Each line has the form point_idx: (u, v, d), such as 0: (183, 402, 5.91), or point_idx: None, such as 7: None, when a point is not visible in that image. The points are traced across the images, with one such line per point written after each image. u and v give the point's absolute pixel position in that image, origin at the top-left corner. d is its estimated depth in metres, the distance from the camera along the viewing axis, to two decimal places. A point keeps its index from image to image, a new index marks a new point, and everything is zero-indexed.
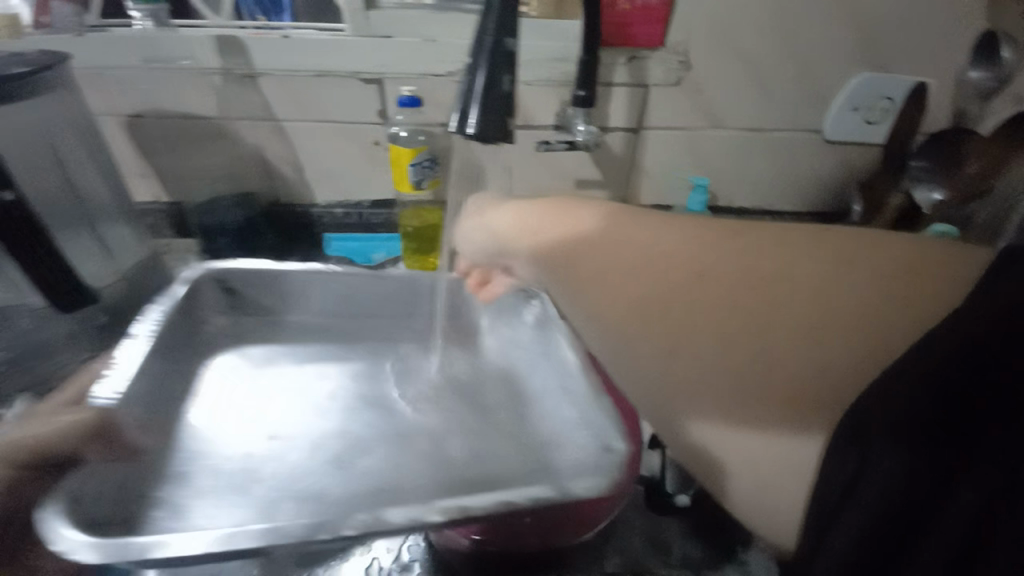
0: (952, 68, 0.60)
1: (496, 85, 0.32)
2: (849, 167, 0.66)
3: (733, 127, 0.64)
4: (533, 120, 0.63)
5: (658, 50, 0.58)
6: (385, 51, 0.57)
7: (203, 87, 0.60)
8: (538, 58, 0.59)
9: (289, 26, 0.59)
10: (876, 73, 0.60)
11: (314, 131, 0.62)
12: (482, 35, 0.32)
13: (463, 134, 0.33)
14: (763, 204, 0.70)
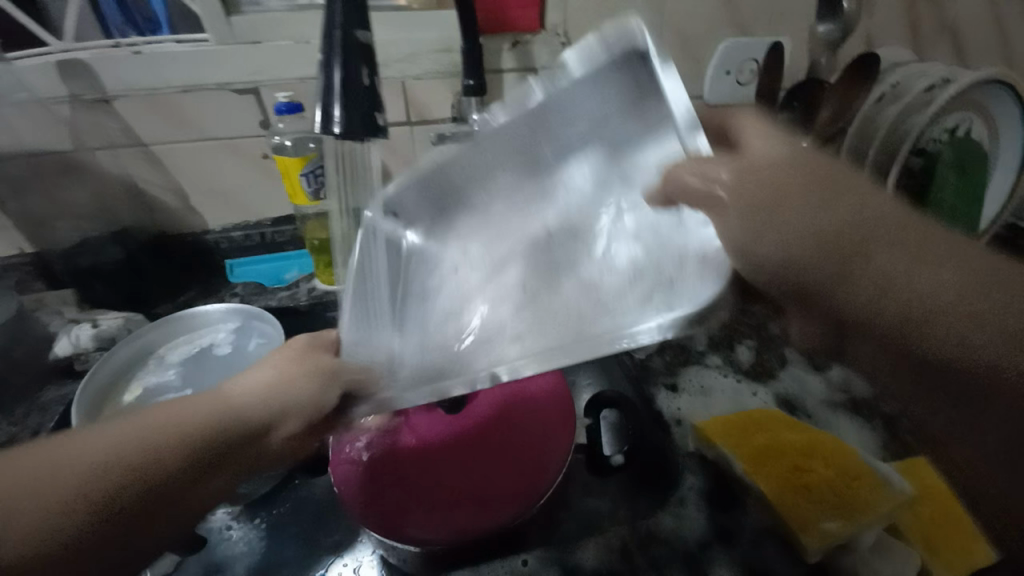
0: (800, 27, 0.67)
1: (360, 80, 0.31)
2: None
3: None
4: (428, 115, 0.62)
5: (539, 33, 0.59)
6: (255, 58, 0.54)
7: (49, 117, 0.53)
8: (423, 50, 0.58)
9: (142, 41, 0.54)
10: (738, 37, 0.65)
11: (191, 151, 0.58)
12: (331, 30, 0.31)
13: (333, 135, 0.32)
14: None
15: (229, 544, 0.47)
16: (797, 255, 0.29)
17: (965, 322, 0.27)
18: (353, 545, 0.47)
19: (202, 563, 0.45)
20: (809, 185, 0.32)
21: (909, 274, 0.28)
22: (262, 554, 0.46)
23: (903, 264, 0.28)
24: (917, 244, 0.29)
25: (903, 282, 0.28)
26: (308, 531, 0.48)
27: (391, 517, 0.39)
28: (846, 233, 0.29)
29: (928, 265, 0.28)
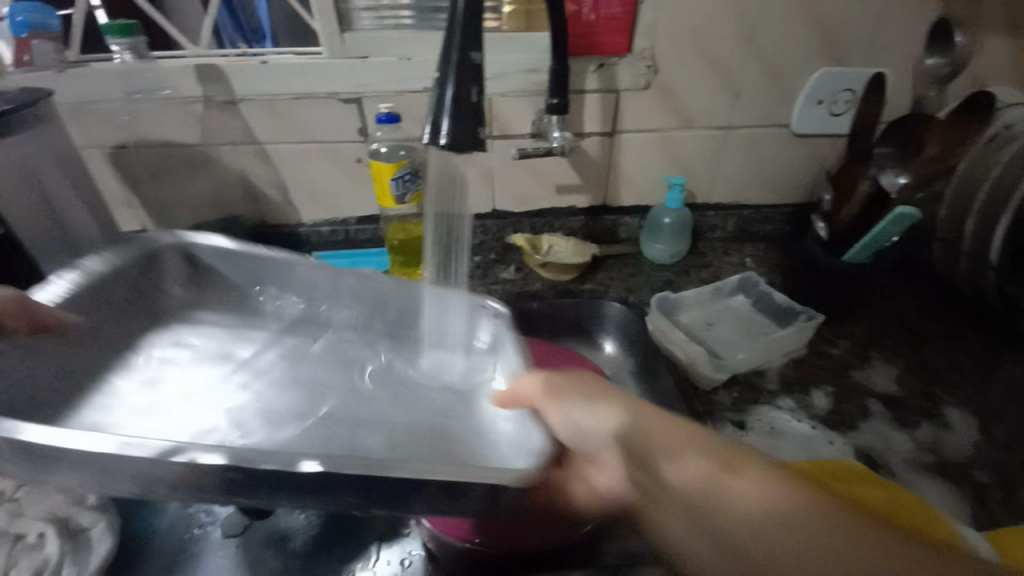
0: (906, 60, 0.63)
1: (467, 98, 0.34)
2: (821, 158, 0.69)
3: (705, 126, 0.66)
4: (510, 130, 0.65)
5: (627, 56, 0.60)
6: (361, 71, 0.59)
7: (186, 115, 0.61)
8: (513, 70, 0.61)
9: (267, 53, 0.61)
10: (835, 67, 0.63)
11: (296, 151, 0.64)
12: (449, 52, 0.34)
13: (438, 146, 0.35)
14: (743, 200, 0.72)
15: (289, 517, 0.50)
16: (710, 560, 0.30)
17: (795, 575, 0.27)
18: (401, 537, 0.48)
19: (268, 529, 0.49)
20: (705, 441, 0.35)
21: (737, 494, 0.31)
22: (320, 530, 0.50)
23: (730, 511, 0.31)
24: (762, 520, 0.30)
25: (729, 516, 0.30)
26: (362, 513, 0.51)
27: (446, 511, 0.41)
28: (727, 469, 0.32)
29: (766, 496, 0.30)
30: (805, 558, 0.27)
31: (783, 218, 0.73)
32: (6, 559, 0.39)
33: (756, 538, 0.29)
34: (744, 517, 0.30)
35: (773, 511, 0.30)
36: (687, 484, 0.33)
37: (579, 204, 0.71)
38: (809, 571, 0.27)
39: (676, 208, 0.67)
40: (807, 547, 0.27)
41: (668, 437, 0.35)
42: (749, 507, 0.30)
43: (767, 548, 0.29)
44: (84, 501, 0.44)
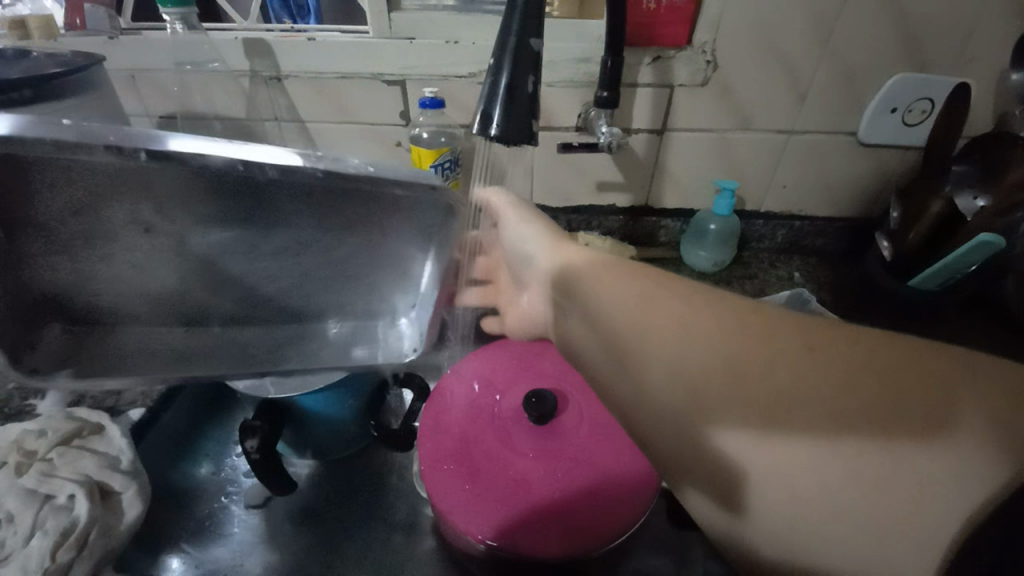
0: (998, 69, 0.58)
1: (519, 87, 0.32)
2: (887, 171, 0.64)
3: (762, 130, 0.62)
4: (555, 122, 0.62)
5: (684, 50, 0.57)
6: (407, 52, 0.57)
7: (231, 89, 0.61)
8: (562, 59, 0.59)
9: (314, 29, 0.60)
10: (915, 73, 0.58)
11: (337, 131, 0.63)
12: (506, 36, 0.32)
13: (485, 136, 0.33)
14: (796, 210, 0.68)
15: (311, 496, 0.51)
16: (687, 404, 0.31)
17: (808, 387, 0.28)
18: (420, 527, 0.49)
19: (291, 506, 0.50)
20: (676, 309, 0.34)
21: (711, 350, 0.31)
22: (340, 511, 0.50)
23: (739, 366, 0.30)
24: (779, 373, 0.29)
25: (719, 369, 0.30)
26: (382, 499, 0.52)
27: (466, 514, 0.40)
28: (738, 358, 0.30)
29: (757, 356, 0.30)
30: (819, 397, 0.27)
31: (837, 233, 0.68)
32: (35, 517, 0.40)
33: (770, 372, 0.29)
34: (740, 372, 0.30)
35: (732, 354, 0.30)
36: (676, 361, 0.32)
37: (619, 204, 0.68)
38: (777, 435, 0.28)
39: (724, 215, 0.63)
40: (825, 383, 0.27)
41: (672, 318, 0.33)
42: (739, 358, 0.30)
43: (778, 390, 0.28)
44: (116, 464, 0.45)
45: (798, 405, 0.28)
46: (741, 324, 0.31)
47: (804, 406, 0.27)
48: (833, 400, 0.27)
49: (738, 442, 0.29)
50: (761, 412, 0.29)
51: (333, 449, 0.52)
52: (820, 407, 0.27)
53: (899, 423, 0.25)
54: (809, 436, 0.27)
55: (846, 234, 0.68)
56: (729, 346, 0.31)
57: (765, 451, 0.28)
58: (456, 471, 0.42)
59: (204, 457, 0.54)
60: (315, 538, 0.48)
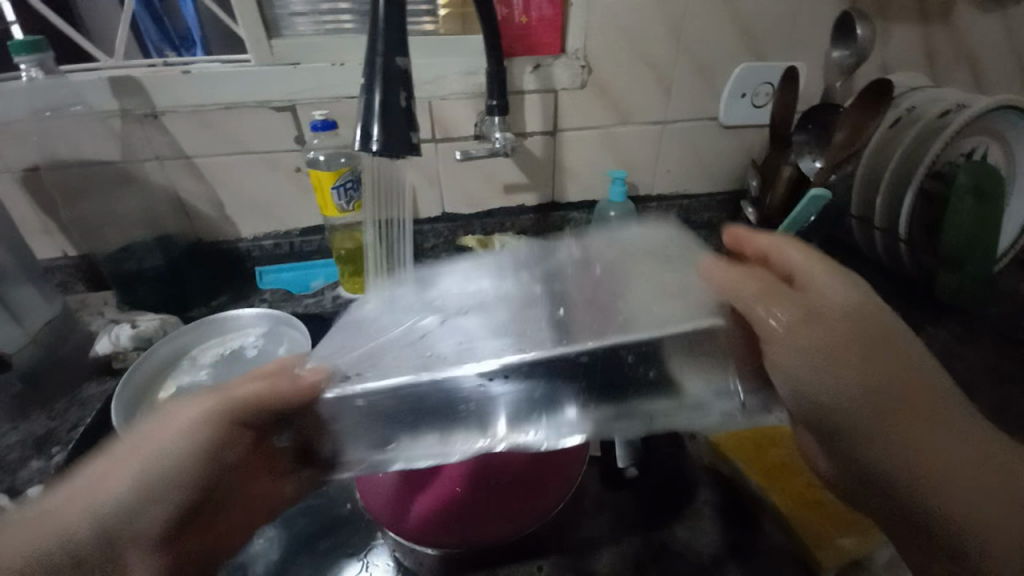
0: (817, 52, 0.69)
1: (396, 102, 0.34)
2: (750, 146, 0.73)
3: (640, 122, 0.68)
4: (454, 132, 0.65)
5: (561, 57, 0.62)
6: (294, 78, 0.57)
7: (103, 132, 0.58)
8: (451, 73, 0.62)
9: (190, 63, 0.59)
10: (753, 62, 0.67)
11: (231, 163, 0.61)
12: (373, 56, 0.33)
13: (370, 152, 0.34)
14: (684, 190, 0.76)
15: (245, 544, 0.49)
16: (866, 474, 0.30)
17: (968, 470, 0.28)
18: (368, 548, 0.48)
19: (225, 559, 0.48)
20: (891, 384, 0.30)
21: (906, 444, 0.29)
22: (283, 552, 0.48)
23: (940, 456, 0.28)
24: (981, 468, 0.28)
25: (919, 454, 0.29)
26: (328, 527, 0.51)
27: (413, 528, 0.40)
28: (943, 449, 0.29)
29: (963, 446, 0.29)
30: (1007, 502, 0.27)
31: (720, 205, 0.77)
32: None
33: (954, 471, 0.28)
34: (938, 462, 0.28)
35: (923, 441, 0.29)
36: (864, 427, 0.30)
37: (527, 203, 0.72)
38: (975, 525, 0.27)
39: (620, 202, 0.69)
40: (1008, 494, 0.27)
41: (884, 399, 0.30)
42: (946, 447, 0.28)
43: (968, 485, 0.28)
44: None
45: (984, 496, 0.28)
46: (922, 411, 0.29)
47: (1001, 506, 0.27)
48: (1015, 501, 0.27)
49: (913, 513, 0.29)
50: (936, 495, 0.28)
51: None
52: (1005, 505, 0.27)
53: None
54: (996, 530, 0.27)
55: (727, 205, 0.77)
56: (932, 426, 0.29)
57: (954, 546, 0.28)
58: (398, 490, 0.42)
59: None
60: None
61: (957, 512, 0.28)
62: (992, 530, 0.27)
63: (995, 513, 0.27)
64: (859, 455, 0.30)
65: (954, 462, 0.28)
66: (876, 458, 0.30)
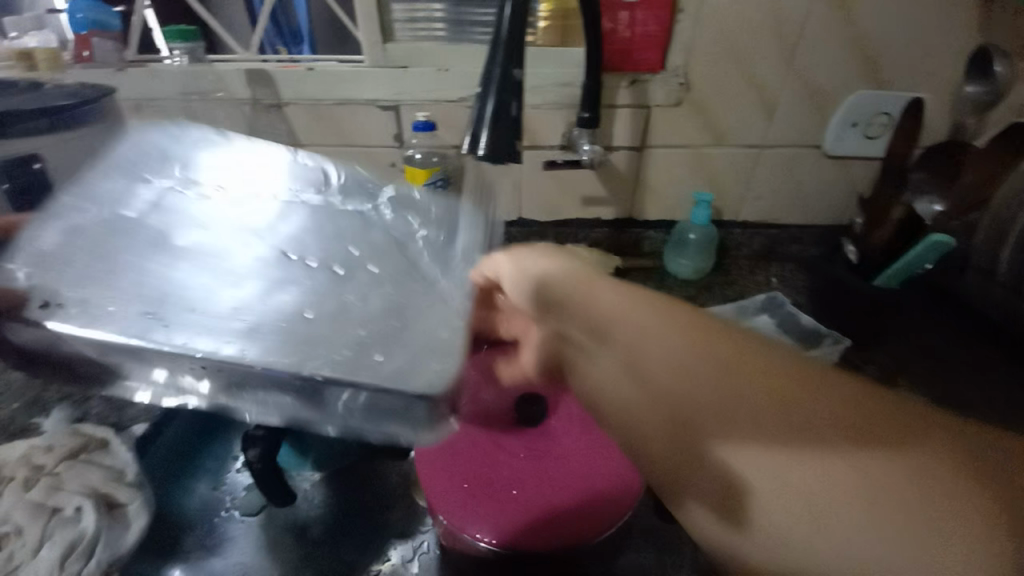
0: (948, 85, 0.63)
1: (506, 111, 0.35)
2: (853, 180, 0.68)
3: (735, 145, 0.66)
4: (542, 141, 0.66)
5: (660, 73, 0.61)
6: (401, 80, 0.61)
7: (234, 116, 0.65)
8: (547, 83, 0.63)
9: (313, 60, 0.64)
10: (871, 90, 0.62)
11: (335, 153, 0.66)
12: (492, 66, 0.35)
13: (476, 155, 0.36)
14: (772, 220, 0.72)
15: (308, 507, 0.53)
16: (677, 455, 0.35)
17: (822, 447, 0.29)
18: (417, 532, 0.51)
19: (290, 517, 0.52)
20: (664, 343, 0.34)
21: (752, 420, 0.31)
22: (340, 520, 0.52)
23: (791, 446, 0.29)
24: (838, 431, 0.28)
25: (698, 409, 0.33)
26: (382, 504, 0.54)
27: (469, 526, 0.41)
28: (787, 393, 0.30)
29: (814, 414, 0.29)
30: (876, 463, 0.27)
31: (811, 240, 0.72)
32: (42, 531, 0.41)
33: (811, 449, 0.29)
34: (705, 408, 0.32)
35: (710, 396, 0.32)
36: (711, 414, 0.32)
37: (604, 216, 0.71)
38: (835, 509, 0.28)
39: (702, 225, 0.67)
40: (872, 449, 0.27)
41: (661, 363, 0.34)
42: (755, 405, 0.31)
43: (751, 438, 0.31)
44: (122, 477, 0.47)
45: (818, 470, 0.28)
46: (744, 380, 0.31)
47: (848, 484, 0.27)
48: (861, 469, 0.27)
49: (790, 509, 0.29)
50: (803, 487, 0.29)
51: (332, 460, 0.54)
52: (854, 480, 0.27)
53: (938, 469, 0.26)
54: (844, 518, 0.27)
55: (820, 240, 0.72)
56: (798, 399, 0.30)
57: (804, 538, 0.29)
58: (455, 486, 0.43)
59: (203, 474, 0.55)
60: (318, 548, 0.50)
61: (819, 503, 0.28)
62: (844, 520, 0.27)
63: (833, 489, 0.28)
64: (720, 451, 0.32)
65: (818, 457, 0.29)
66: (767, 458, 0.30)
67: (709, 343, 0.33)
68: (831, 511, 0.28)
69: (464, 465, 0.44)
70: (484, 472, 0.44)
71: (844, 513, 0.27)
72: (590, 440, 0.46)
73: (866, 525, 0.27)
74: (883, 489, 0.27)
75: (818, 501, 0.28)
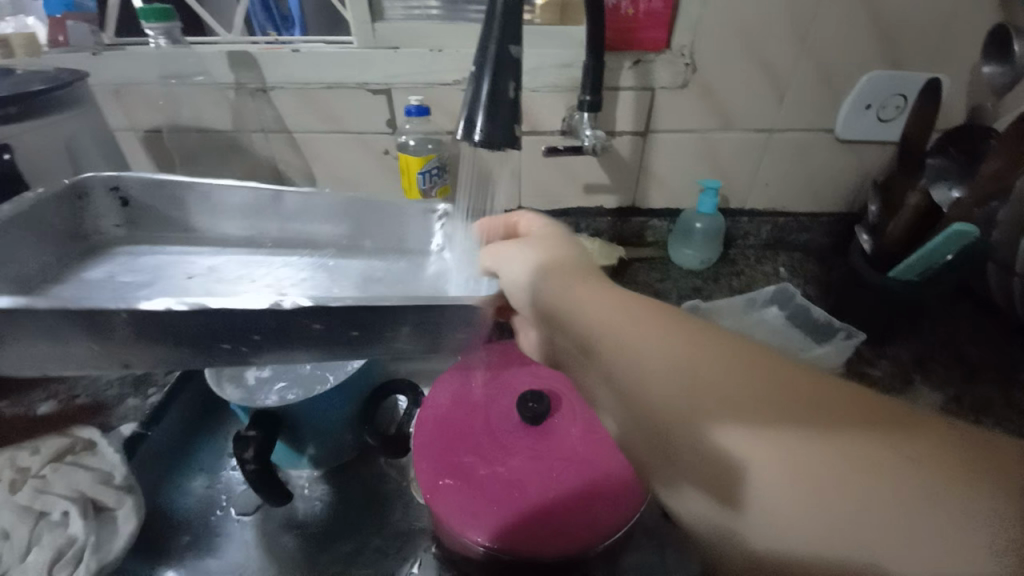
0: (968, 65, 0.59)
1: (503, 93, 0.32)
2: (866, 166, 0.65)
3: (743, 128, 0.63)
4: (541, 126, 0.63)
5: (664, 53, 0.58)
6: (393, 61, 0.58)
7: (218, 102, 0.62)
8: (547, 65, 0.59)
9: (299, 41, 0.61)
10: (887, 70, 0.59)
11: (325, 140, 0.63)
12: (487, 43, 0.32)
13: (471, 142, 0.33)
14: (782, 207, 0.69)
15: (303, 505, 0.51)
16: (635, 424, 0.29)
17: (772, 391, 0.26)
18: (417, 532, 0.49)
19: (285, 517, 0.50)
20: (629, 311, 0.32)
21: (699, 371, 0.27)
22: (339, 519, 0.51)
23: (739, 402, 0.26)
24: (778, 390, 0.26)
25: (639, 361, 0.29)
26: (379, 503, 0.52)
27: (468, 528, 0.39)
28: (745, 357, 0.27)
29: (759, 367, 0.27)
30: (828, 420, 0.24)
31: (821, 227, 0.70)
32: (30, 534, 0.40)
33: (767, 403, 0.25)
34: (645, 365, 0.29)
35: (659, 360, 0.29)
36: (657, 370, 0.28)
37: (606, 205, 0.69)
38: (783, 449, 0.24)
39: (709, 213, 0.64)
40: (822, 398, 0.25)
41: (608, 322, 0.32)
42: (704, 353, 0.28)
43: (692, 389, 0.27)
44: (109, 480, 0.44)
45: (767, 424, 0.25)
46: (700, 340, 0.29)
47: (805, 433, 0.24)
48: (819, 418, 0.24)
49: (730, 471, 0.25)
50: (755, 434, 0.25)
51: (329, 457, 0.52)
52: (811, 422, 0.24)
53: (888, 421, 0.23)
54: (798, 470, 0.23)
55: (829, 228, 0.70)
56: (745, 360, 0.27)
57: (778, 522, 0.23)
58: (452, 488, 0.41)
59: (198, 470, 0.54)
60: (317, 550, 0.48)
61: (767, 444, 0.24)
62: (797, 472, 0.23)
63: (784, 430, 0.24)
64: (656, 407, 0.28)
65: (759, 411, 0.25)
66: (702, 405, 0.26)
67: (667, 311, 0.32)
68: (777, 460, 0.24)
69: (461, 465, 0.43)
70: (484, 471, 0.42)
71: (821, 464, 0.23)
72: (592, 437, 0.44)
73: (831, 496, 0.22)
74: (839, 452, 0.23)
75: (773, 459, 0.24)
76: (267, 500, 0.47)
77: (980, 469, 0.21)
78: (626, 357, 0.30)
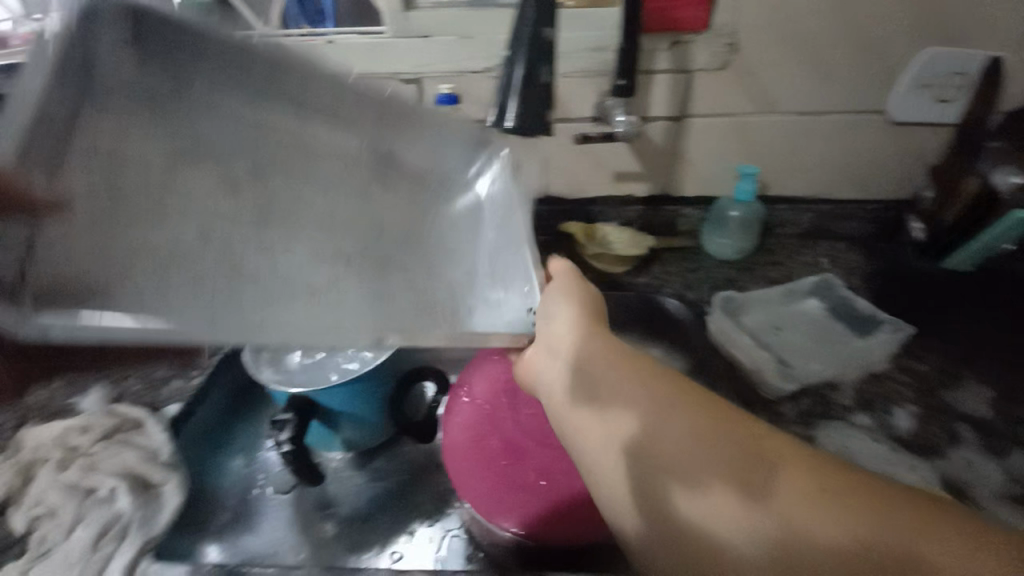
0: None
1: (537, 78, 0.32)
2: (919, 149, 0.61)
3: (785, 112, 0.60)
4: (571, 112, 0.62)
5: (703, 33, 0.55)
6: (423, 49, 0.58)
7: None
8: (578, 49, 0.58)
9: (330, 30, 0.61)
10: (948, 45, 0.55)
11: None
12: (521, 26, 0.32)
13: (502, 128, 0.33)
14: (825, 194, 0.66)
15: (335, 486, 0.53)
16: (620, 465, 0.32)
17: (737, 447, 0.30)
18: (444, 516, 0.50)
19: (318, 497, 0.52)
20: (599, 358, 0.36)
21: (671, 425, 0.31)
22: (369, 500, 0.52)
23: (706, 452, 0.30)
24: (740, 447, 0.30)
25: (624, 412, 0.33)
26: (407, 486, 0.53)
27: (497, 513, 0.40)
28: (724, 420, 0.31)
29: (713, 429, 0.31)
30: (782, 475, 0.28)
31: (866, 216, 0.66)
32: (78, 511, 0.42)
33: (724, 451, 0.30)
34: (631, 415, 0.33)
35: (646, 410, 0.33)
36: (635, 428, 0.32)
37: (636, 193, 0.67)
38: (745, 499, 0.28)
39: (745, 201, 0.62)
40: (779, 460, 0.29)
41: (593, 370, 0.36)
42: (678, 408, 0.32)
43: (671, 442, 0.31)
44: (155, 457, 0.47)
45: (736, 475, 0.29)
46: (671, 399, 0.33)
47: (762, 484, 0.28)
48: (775, 474, 0.28)
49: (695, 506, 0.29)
50: (720, 481, 0.29)
51: (360, 440, 0.53)
52: (770, 477, 0.28)
53: (847, 487, 0.27)
54: (755, 515, 0.27)
55: (875, 216, 0.66)
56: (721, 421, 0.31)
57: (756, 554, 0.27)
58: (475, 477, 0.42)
59: (237, 450, 0.56)
60: (349, 529, 0.50)
61: (729, 491, 0.28)
62: (754, 516, 0.27)
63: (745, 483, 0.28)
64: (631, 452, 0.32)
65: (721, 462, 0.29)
66: (677, 456, 0.30)
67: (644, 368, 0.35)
68: (740, 506, 0.28)
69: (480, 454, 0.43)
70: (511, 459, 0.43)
71: (778, 511, 0.27)
72: None
73: (781, 531, 0.26)
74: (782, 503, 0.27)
75: (737, 502, 0.28)
76: (304, 479, 0.49)
77: (918, 525, 0.24)
78: (610, 404, 0.34)
